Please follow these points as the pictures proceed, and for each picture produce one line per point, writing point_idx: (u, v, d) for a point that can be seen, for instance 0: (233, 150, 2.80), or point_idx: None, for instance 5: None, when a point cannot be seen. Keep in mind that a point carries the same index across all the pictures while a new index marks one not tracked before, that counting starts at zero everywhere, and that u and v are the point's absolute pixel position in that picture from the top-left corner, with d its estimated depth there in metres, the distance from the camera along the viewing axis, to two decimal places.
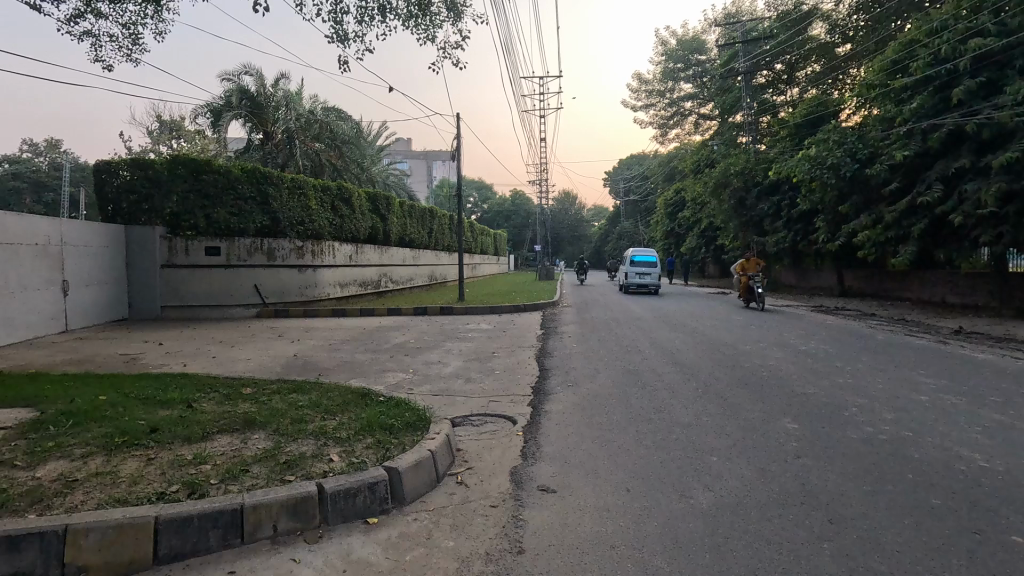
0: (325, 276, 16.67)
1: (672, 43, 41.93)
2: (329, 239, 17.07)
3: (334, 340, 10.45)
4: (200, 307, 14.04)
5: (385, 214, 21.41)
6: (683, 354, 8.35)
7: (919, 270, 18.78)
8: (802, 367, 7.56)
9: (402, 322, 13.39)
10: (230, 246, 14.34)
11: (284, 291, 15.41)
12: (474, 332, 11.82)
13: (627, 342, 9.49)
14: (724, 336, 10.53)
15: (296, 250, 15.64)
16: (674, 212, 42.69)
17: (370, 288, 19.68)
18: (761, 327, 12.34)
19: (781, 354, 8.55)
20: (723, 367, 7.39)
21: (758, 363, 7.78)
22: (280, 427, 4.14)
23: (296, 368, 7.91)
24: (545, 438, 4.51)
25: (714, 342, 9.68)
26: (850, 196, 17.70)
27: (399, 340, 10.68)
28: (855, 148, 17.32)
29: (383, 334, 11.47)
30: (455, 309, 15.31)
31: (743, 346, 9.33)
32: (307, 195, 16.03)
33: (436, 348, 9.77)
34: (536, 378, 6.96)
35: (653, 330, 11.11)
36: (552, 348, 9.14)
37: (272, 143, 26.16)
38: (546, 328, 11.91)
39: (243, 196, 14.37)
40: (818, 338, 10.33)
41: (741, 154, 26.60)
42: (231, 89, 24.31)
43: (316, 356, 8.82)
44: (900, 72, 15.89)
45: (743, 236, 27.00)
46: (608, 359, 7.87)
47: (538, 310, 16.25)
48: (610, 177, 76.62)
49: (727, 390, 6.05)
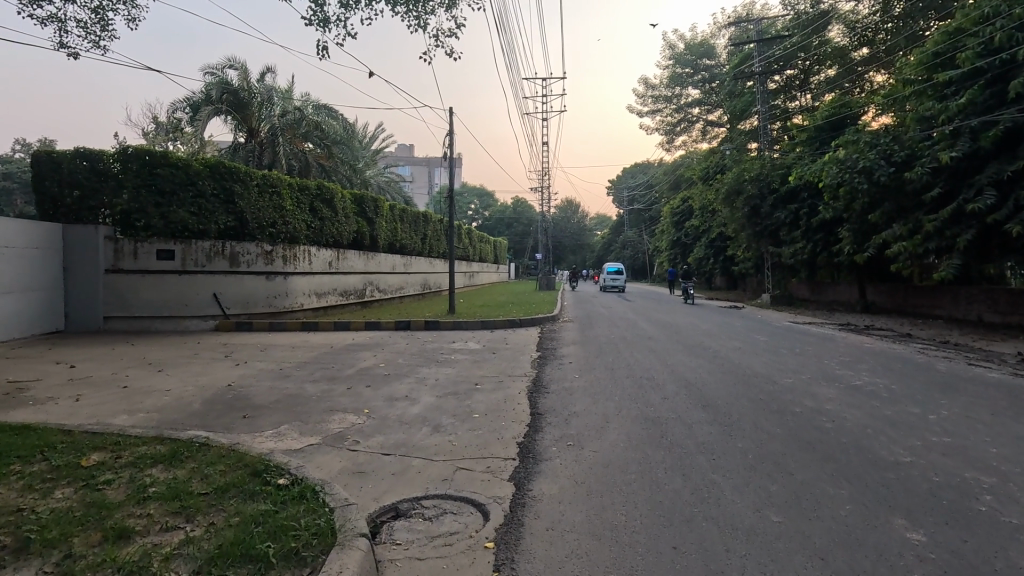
0: (298, 285, 14.89)
1: (679, 46, 40.36)
2: (305, 244, 15.40)
3: (289, 363, 8.73)
4: (149, 319, 12.34)
5: (372, 217, 19.77)
6: (713, 392, 6.62)
7: (953, 285, 17.04)
8: (872, 413, 5.84)
9: (378, 339, 11.68)
10: (187, 250, 12.64)
11: (249, 301, 13.60)
12: (456, 353, 10.08)
13: (640, 372, 7.77)
14: (756, 364, 8.77)
15: (264, 255, 13.88)
16: (680, 221, 41.05)
17: (352, 297, 18.02)
18: (794, 350, 10.60)
19: (834, 393, 6.82)
20: (770, 415, 5.65)
21: (811, 407, 6.05)
22: (69, 555, 2.45)
23: (222, 403, 6.21)
24: (528, 566, 2.80)
25: (745, 373, 7.96)
26: (882, 202, 16.02)
27: (367, 363, 8.95)
28: (890, 149, 15.70)
29: (351, 355, 9.74)
30: (441, 323, 13.58)
31: (783, 378, 7.61)
32: (281, 194, 14.41)
33: (408, 375, 8.08)
34: (525, 428, 5.26)
35: (668, 355, 9.37)
36: (548, 380, 7.43)
37: (257, 142, 24.63)
38: (541, 350, 10.20)
39: (204, 194, 12.74)
40: (869, 368, 8.57)
41: (755, 159, 24.98)
42: (211, 82, 22.59)
43: (254, 387, 7.09)
44: (942, 65, 14.29)
45: (757, 246, 25.24)
46: (620, 401, 6.14)
47: (535, 325, 14.58)
48: (614, 186, 75.09)
49: (791, 457, 4.34)
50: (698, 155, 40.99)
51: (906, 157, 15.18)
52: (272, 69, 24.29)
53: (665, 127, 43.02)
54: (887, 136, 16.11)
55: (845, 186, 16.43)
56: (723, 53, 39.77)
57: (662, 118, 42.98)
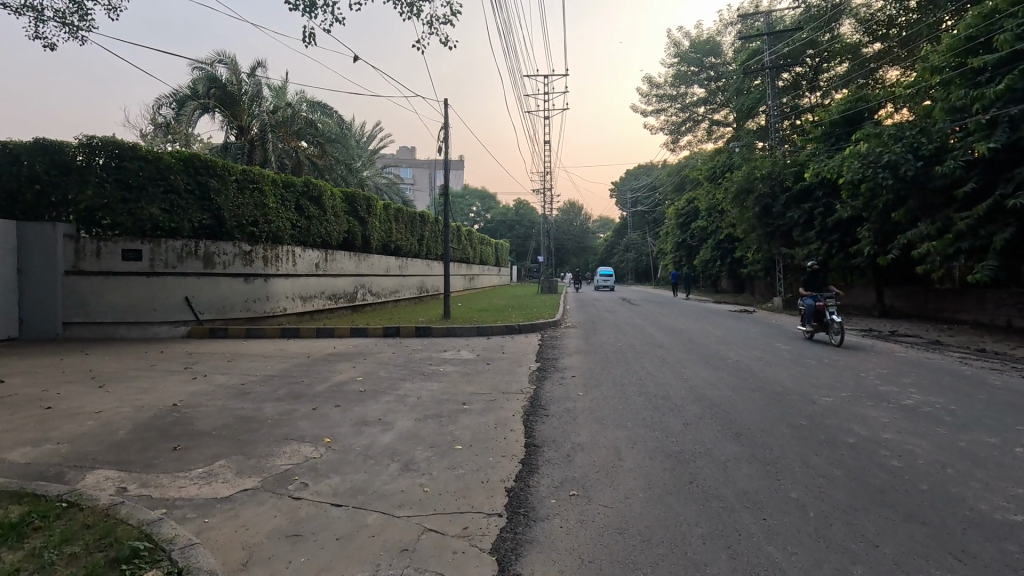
0: (281, 288, 13.85)
1: (684, 44, 39.33)
2: (289, 244, 14.39)
3: (254, 377, 7.67)
4: (114, 325, 11.33)
5: (364, 217, 18.76)
6: (746, 418, 5.53)
7: (981, 289, 16.01)
8: (944, 445, 4.78)
9: (363, 348, 10.65)
10: (157, 250, 11.63)
11: (224, 306, 12.56)
12: (445, 364, 9.02)
13: (654, 390, 6.69)
14: (786, 378, 7.69)
15: (242, 256, 12.85)
16: (686, 223, 40.03)
17: (342, 301, 16.99)
18: (822, 360, 9.55)
19: (890, 417, 5.74)
20: (821, 448, 4.60)
21: (865, 437, 4.98)
22: None
23: (156, 430, 5.16)
24: None
25: (774, 390, 6.91)
26: (907, 199, 14.95)
27: (344, 378, 7.88)
28: (917, 142, 14.63)
29: (328, 367, 8.69)
30: (433, 329, 12.55)
31: (821, 397, 6.56)
32: (263, 190, 13.44)
33: (386, 392, 7.02)
34: (518, 469, 4.20)
35: (685, 368, 8.30)
36: (548, 399, 6.36)
37: (247, 140, 23.58)
38: (542, 361, 9.16)
39: (177, 189, 11.78)
40: (915, 383, 7.51)
41: (766, 156, 23.92)
42: (198, 77, 21.53)
43: (202, 408, 6.02)
44: (975, 50, 13.29)
45: (768, 248, 24.14)
46: (635, 428, 5.09)
47: (536, 332, 13.53)
48: (617, 188, 74.03)
49: (867, 518, 3.28)
50: (704, 156, 39.98)
51: (935, 150, 14.14)
52: (263, 63, 23.19)
53: (670, 127, 41.90)
54: (912, 127, 15.05)
55: (868, 183, 15.38)
56: (730, 51, 38.67)
57: (667, 117, 41.90)
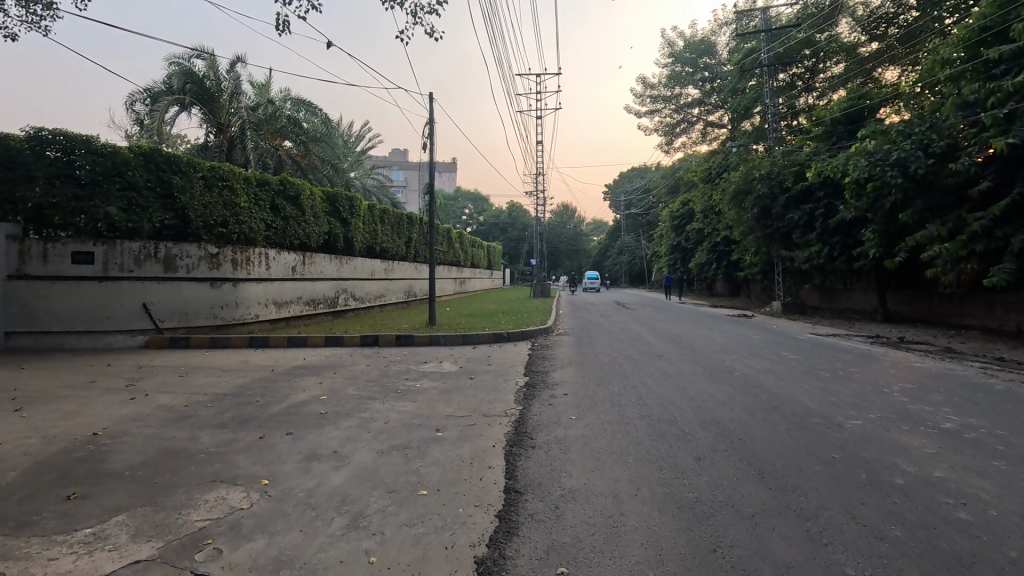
0: (253, 293, 12.90)
1: (679, 44, 38.67)
2: (262, 247, 13.45)
3: (201, 396, 6.73)
4: (63, 335, 10.35)
5: (346, 218, 17.85)
6: (769, 452, 4.67)
7: (989, 293, 15.39)
8: (1013, 487, 3.95)
9: (335, 359, 9.71)
10: (112, 253, 10.66)
11: (188, 313, 11.61)
12: (422, 379, 8.12)
13: (659, 412, 5.81)
14: (802, 396, 6.86)
15: (209, 259, 11.91)
16: (681, 225, 39.33)
17: (322, 306, 16.10)
18: (835, 373, 8.75)
19: (932, 445, 4.93)
20: (866, 495, 3.79)
21: (914, 475, 4.14)
22: None
23: (55, 471, 4.23)
24: None
25: (793, 411, 6.06)
26: (916, 199, 14.22)
27: (306, 397, 6.95)
28: (926, 138, 13.93)
29: (292, 382, 7.76)
30: (415, 338, 11.68)
31: (848, 421, 5.73)
32: (233, 188, 12.51)
33: (350, 415, 6.10)
34: (494, 529, 3.32)
35: (690, 384, 7.42)
36: (535, 424, 5.47)
37: (227, 138, 22.51)
38: (530, 376, 8.26)
39: (136, 186, 10.86)
40: (946, 401, 6.72)
41: (764, 156, 23.19)
42: (174, 72, 20.45)
43: (126, 439, 5.07)
44: (990, 42, 12.64)
45: (766, 251, 23.41)
46: (638, 467, 4.21)
47: (526, 340, 12.63)
48: (610, 190, 73.32)
49: None
50: (698, 157, 39.35)
51: (946, 147, 13.44)
52: (243, 59, 22.25)
53: (664, 128, 41.21)
54: (921, 124, 14.38)
55: (876, 181, 14.64)
56: (724, 51, 38.06)
57: (661, 118, 41.24)
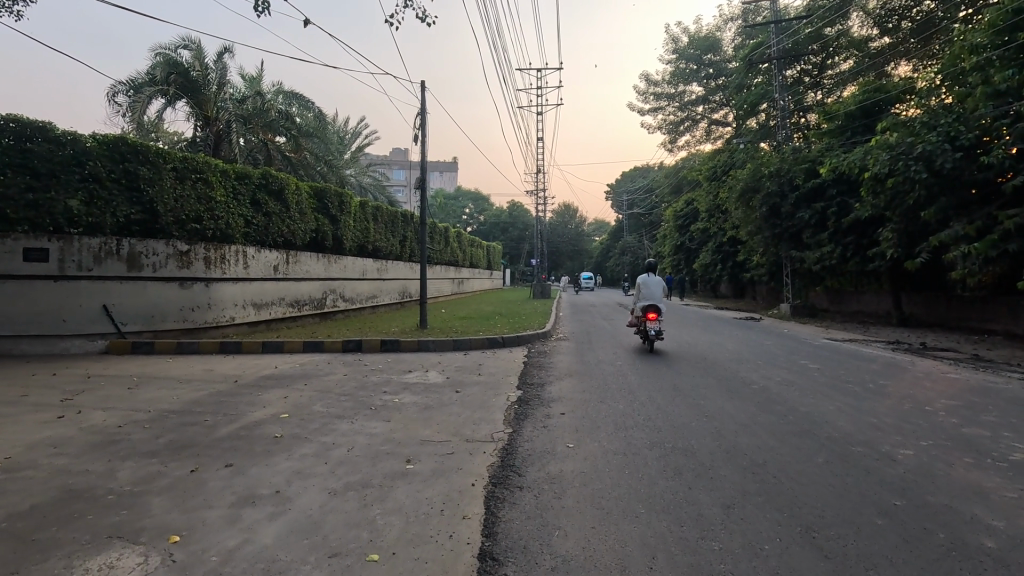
0: (227, 293, 12.03)
1: (683, 40, 37.73)
2: (240, 244, 12.58)
3: (143, 415, 5.82)
4: (13, 339, 9.46)
5: (335, 215, 16.96)
6: (813, 495, 3.78)
7: (1014, 295, 14.49)
8: None
9: (310, 368, 8.79)
10: (68, 250, 9.73)
11: (153, 315, 10.74)
12: (402, 393, 7.21)
13: (673, 441, 4.89)
14: (835, 417, 5.94)
15: (177, 257, 11.04)
16: (684, 225, 38.37)
17: (307, 307, 15.22)
18: (865, 386, 7.83)
19: (1010, 487, 4.01)
20: (954, 568, 2.87)
21: (1005, 536, 3.22)
22: None
23: None
24: None
25: (828, 437, 5.16)
26: (941, 196, 13.33)
27: (266, 415, 6.04)
28: (954, 130, 13.02)
29: (253, 396, 6.84)
30: (401, 343, 10.79)
31: (897, 450, 4.80)
32: (209, 181, 11.65)
33: (307, 440, 5.18)
34: None
35: (704, 402, 6.48)
36: (525, 455, 4.57)
37: (213, 132, 21.59)
38: (524, 389, 7.34)
39: (98, 177, 9.95)
40: (1004, 423, 5.80)
41: (773, 152, 22.25)
42: (157, 62, 19.72)
43: (27, 474, 4.16)
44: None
45: (775, 251, 22.47)
46: (651, 524, 3.30)
47: (523, 346, 11.73)
48: (613, 190, 72.36)
49: None
50: (703, 156, 38.42)
51: (975, 140, 12.54)
52: (231, 50, 21.33)
53: (669, 126, 40.23)
54: (947, 115, 13.51)
55: (897, 177, 13.73)
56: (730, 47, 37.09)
57: (664, 116, 40.34)
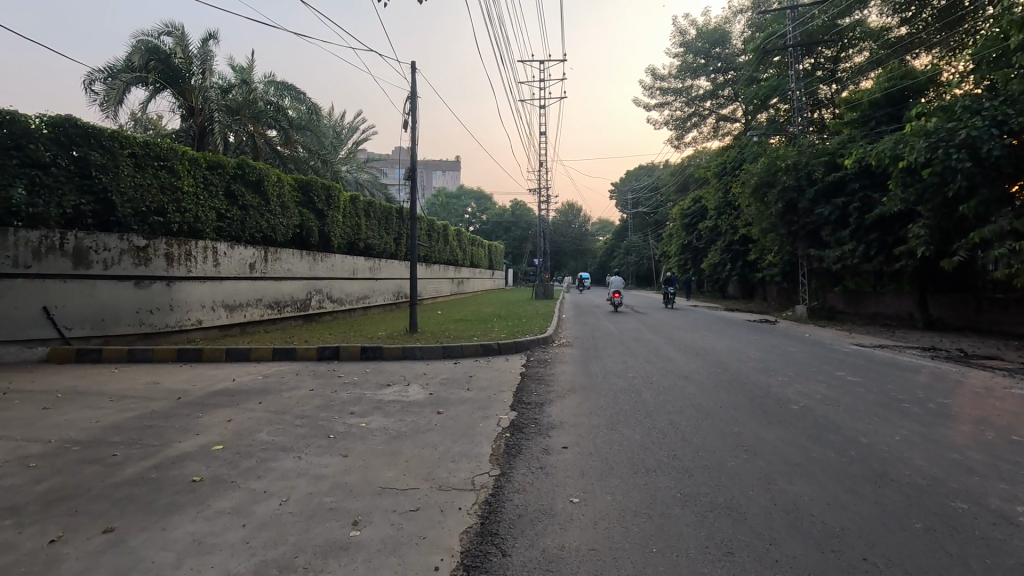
0: (192, 293, 10.86)
1: (690, 33, 36.42)
2: (211, 239, 11.41)
3: (38, 446, 4.63)
4: None
5: (322, 210, 15.77)
6: None
7: None
8: None
9: (273, 380, 7.58)
10: (2, 244, 8.54)
11: (103, 319, 9.58)
12: (373, 414, 5.99)
13: (713, 494, 3.66)
14: (908, 452, 4.71)
15: (135, 253, 9.89)
16: (691, 223, 37.11)
17: (289, 308, 14.05)
18: (923, 405, 6.60)
19: None
20: None
21: None
22: None
23: None
24: None
25: (914, 486, 3.93)
26: (983, 188, 12.08)
27: (194, 445, 4.84)
28: (1001, 114, 11.75)
29: (190, 420, 5.62)
30: (383, 350, 9.58)
31: (1013, 507, 3.58)
32: (174, 170, 10.47)
33: (235, 484, 4.01)
34: None
35: (741, 430, 5.23)
36: (514, 518, 3.35)
37: (196, 122, 20.32)
38: (519, 410, 6.09)
39: (41, 163, 8.79)
40: None
41: (790, 145, 20.91)
42: (135, 47, 18.53)
43: None
44: None
45: (790, 249, 21.18)
46: None
47: (521, 354, 10.49)
48: (617, 189, 71.04)
49: None
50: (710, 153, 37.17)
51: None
52: (216, 36, 20.24)
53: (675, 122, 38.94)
54: (992, 98, 12.21)
55: (934, 166, 12.47)
56: (740, 40, 35.74)
57: (671, 112, 39.08)
